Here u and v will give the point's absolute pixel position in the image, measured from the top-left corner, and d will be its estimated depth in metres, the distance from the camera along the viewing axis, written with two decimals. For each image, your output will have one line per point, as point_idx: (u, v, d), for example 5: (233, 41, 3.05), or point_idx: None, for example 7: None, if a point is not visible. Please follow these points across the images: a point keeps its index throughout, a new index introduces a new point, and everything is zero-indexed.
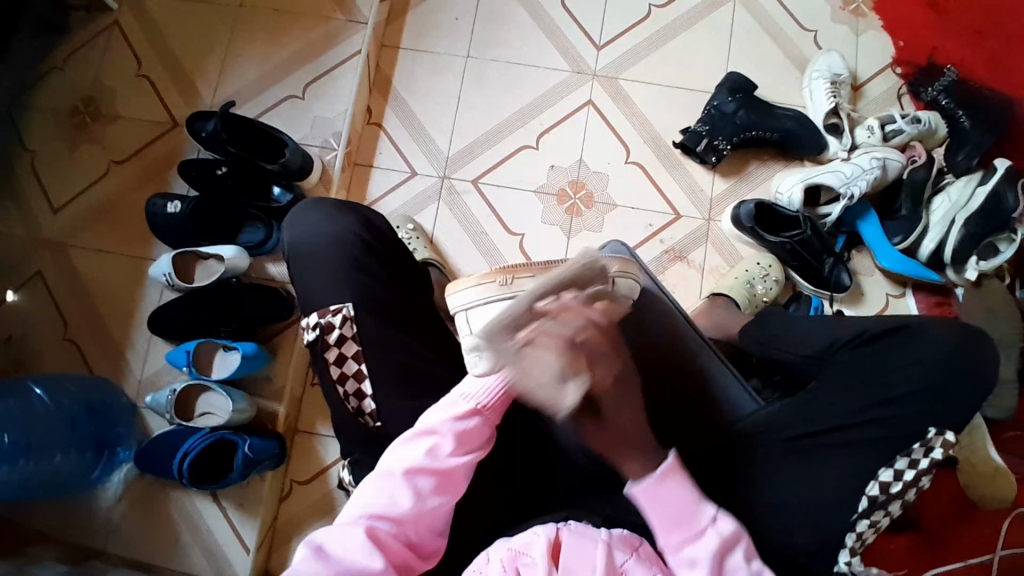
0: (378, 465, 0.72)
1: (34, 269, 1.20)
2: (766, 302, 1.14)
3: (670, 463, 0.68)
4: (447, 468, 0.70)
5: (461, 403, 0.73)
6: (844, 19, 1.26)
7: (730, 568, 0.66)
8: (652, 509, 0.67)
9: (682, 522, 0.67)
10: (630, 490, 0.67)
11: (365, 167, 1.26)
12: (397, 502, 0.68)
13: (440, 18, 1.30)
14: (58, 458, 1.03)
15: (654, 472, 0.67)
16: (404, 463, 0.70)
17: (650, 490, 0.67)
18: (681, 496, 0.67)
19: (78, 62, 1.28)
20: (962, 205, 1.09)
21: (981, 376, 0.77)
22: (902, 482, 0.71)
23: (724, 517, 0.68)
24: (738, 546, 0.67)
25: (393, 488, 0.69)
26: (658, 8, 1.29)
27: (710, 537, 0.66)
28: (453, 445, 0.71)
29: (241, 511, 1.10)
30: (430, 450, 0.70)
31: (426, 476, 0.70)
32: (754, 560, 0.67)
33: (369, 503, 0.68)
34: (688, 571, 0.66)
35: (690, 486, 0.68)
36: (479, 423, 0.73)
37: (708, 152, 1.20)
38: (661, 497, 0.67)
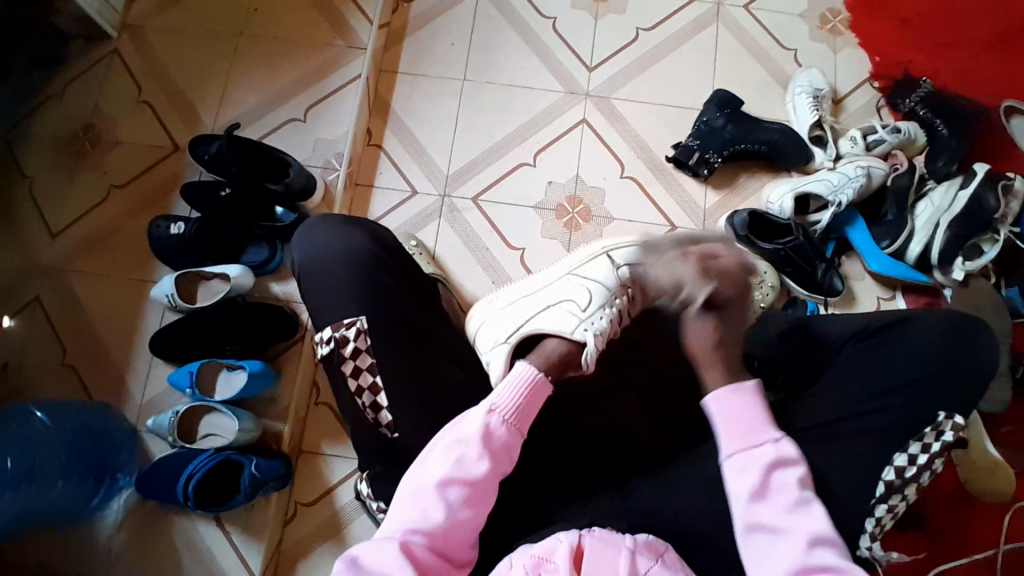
0: (408, 481, 0.73)
1: (33, 295, 1.18)
2: (764, 307, 1.15)
3: (752, 386, 0.75)
4: (476, 478, 0.71)
5: (480, 410, 0.75)
6: (822, 38, 1.33)
7: (779, 481, 0.70)
8: (721, 416, 0.74)
9: (746, 428, 0.73)
10: (705, 400, 0.75)
11: (366, 187, 1.28)
12: (429, 515, 0.69)
13: (437, 43, 1.34)
14: (59, 485, 1.03)
15: (735, 385, 0.75)
16: (434, 476, 0.71)
17: (728, 394, 0.75)
18: (750, 411, 0.74)
19: (78, 89, 1.29)
20: (945, 209, 1.14)
21: (984, 361, 0.80)
22: (917, 465, 0.76)
23: (789, 442, 0.72)
24: (794, 467, 0.70)
25: (425, 501, 0.70)
26: (645, 31, 1.34)
27: (767, 449, 0.71)
28: (480, 454, 0.72)
29: (246, 534, 1.07)
30: (458, 460, 0.71)
31: (457, 487, 0.71)
32: (807, 488, 0.70)
33: (403, 519, 0.69)
34: (739, 476, 0.71)
35: (764, 408, 0.74)
36: (503, 430, 0.74)
37: (700, 165, 1.24)
38: (731, 404, 0.74)
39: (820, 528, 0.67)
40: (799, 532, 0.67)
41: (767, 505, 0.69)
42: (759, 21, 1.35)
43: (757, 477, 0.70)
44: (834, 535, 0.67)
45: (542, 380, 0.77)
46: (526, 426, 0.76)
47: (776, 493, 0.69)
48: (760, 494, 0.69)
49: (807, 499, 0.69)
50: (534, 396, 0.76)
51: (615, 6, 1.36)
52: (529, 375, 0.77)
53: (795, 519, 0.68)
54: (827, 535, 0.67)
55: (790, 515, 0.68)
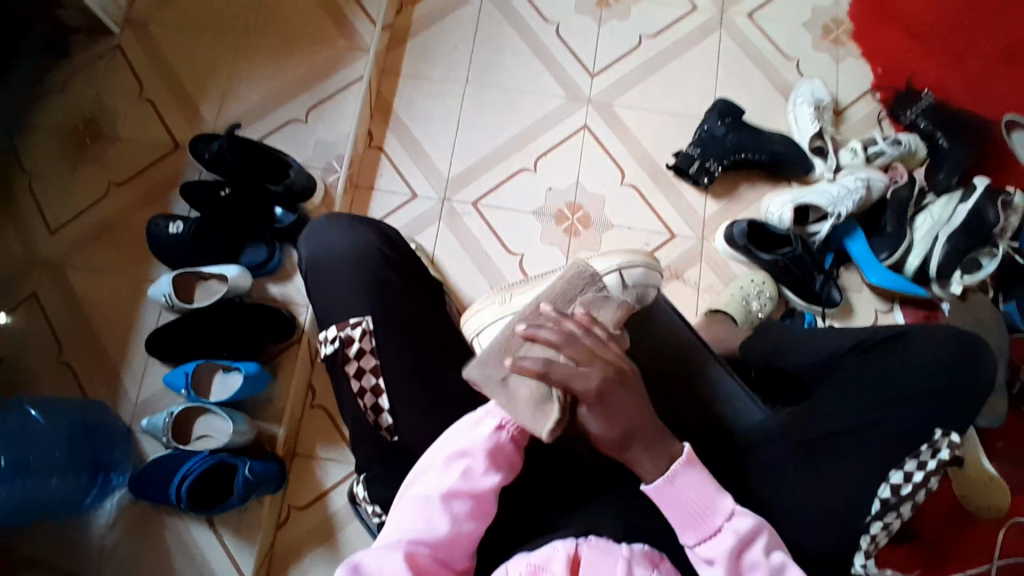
0: (411, 490, 0.73)
1: (29, 291, 1.18)
2: (762, 318, 1.16)
3: (682, 461, 0.67)
4: (481, 491, 0.72)
5: (488, 423, 0.75)
6: (826, 48, 1.33)
7: (749, 563, 0.66)
8: (670, 508, 0.67)
9: (695, 520, 0.67)
10: (644, 491, 0.67)
11: (366, 189, 1.28)
12: (434, 526, 0.69)
13: (440, 46, 1.34)
14: (53, 481, 1.01)
15: (668, 471, 0.67)
16: (440, 487, 0.71)
17: (667, 484, 0.67)
18: (702, 492, 0.67)
19: (79, 84, 1.29)
20: (945, 222, 1.14)
21: (981, 379, 0.80)
22: (912, 484, 0.75)
23: (743, 516, 0.67)
24: (759, 538, 0.67)
25: (430, 512, 0.70)
26: (649, 38, 1.34)
27: (725, 536, 0.66)
28: (486, 467, 0.72)
29: (240, 536, 1.07)
30: (464, 472, 0.72)
31: (461, 500, 0.71)
32: (776, 554, 0.67)
33: (408, 529, 0.69)
34: (707, 569, 0.66)
35: (704, 482, 0.68)
36: (509, 443, 0.75)
37: (700, 173, 1.24)
38: (675, 497, 0.67)
39: None
40: None
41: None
42: (763, 30, 1.35)
43: (723, 570, 0.65)
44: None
45: None
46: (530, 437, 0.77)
47: (751, 573, 0.66)
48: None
49: (781, 565, 0.66)
50: None
51: (618, 12, 1.36)
52: None
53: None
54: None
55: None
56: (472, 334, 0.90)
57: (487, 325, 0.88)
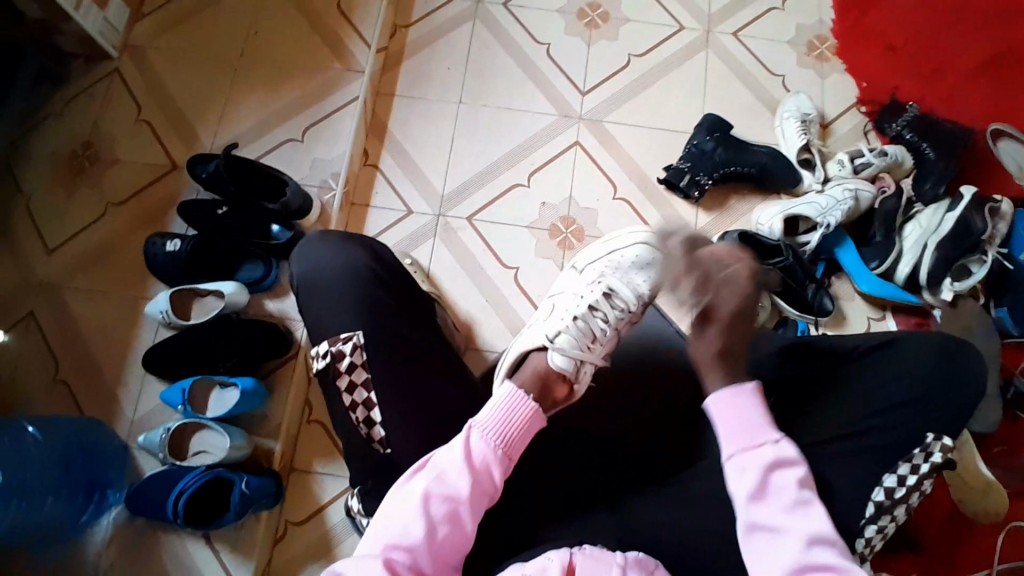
0: (391, 497, 0.74)
1: (27, 310, 1.19)
2: (755, 327, 1.16)
3: (751, 388, 0.75)
4: (456, 495, 0.72)
5: (466, 429, 0.75)
6: (810, 64, 1.37)
7: (779, 481, 0.69)
8: (722, 421, 0.73)
9: (745, 429, 0.72)
10: (707, 403, 0.75)
11: (362, 207, 1.29)
12: (410, 531, 0.70)
13: (433, 68, 1.37)
14: (48, 501, 1.00)
15: (734, 387, 0.75)
16: (416, 491, 0.72)
17: (729, 395, 0.74)
18: (752, 414, 0.73)
19: (78, 107, 1.31)
20: (933, 231, 1.16)
21: (972, 382, 0.80)
22: (906, 486, 0.76)
23: (789, 443, 0.71)
24: (794, 468, 0.70)
25: (407, 518, 0.70)
26: (637, 58, 1.38)
27: (765, 451, 0.70)
28: (461, 471, 0.72)
29: (235, 554, 1.06)
30: (438, 476, 0.72)
31: (438, 502, 0.71)
32: (808, 487, 0.69)
33: (386, 534, 0.70)
34: (738, 475, 0.70)
35: (765, 409, 0.73)
36: (488, 450, 0.74)
37: (691, 187, 1.26)
38: (732, 407, 0.74)
39: (821, 527, 0.66)
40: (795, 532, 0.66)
41: (766, 504, 0.68)
42: (748, 48, 1.38)
43: (755, 478, 0.69)
44: (833, 534, 0.66)
45: (535, 410, 0.77)
46: (514, 450, 0.75)
47: (776, 492, 0.69)
48: (759, 493, 0.69)
49: (808, 499, 0.68)
50: (522, 419, 0.76)
51: (607, 32, 1.39)
52: (526, 408, 0.76)
53: (795, 518, 0.67)
54: (828, 532, 0.66)
55: (791, 514, 0.67)
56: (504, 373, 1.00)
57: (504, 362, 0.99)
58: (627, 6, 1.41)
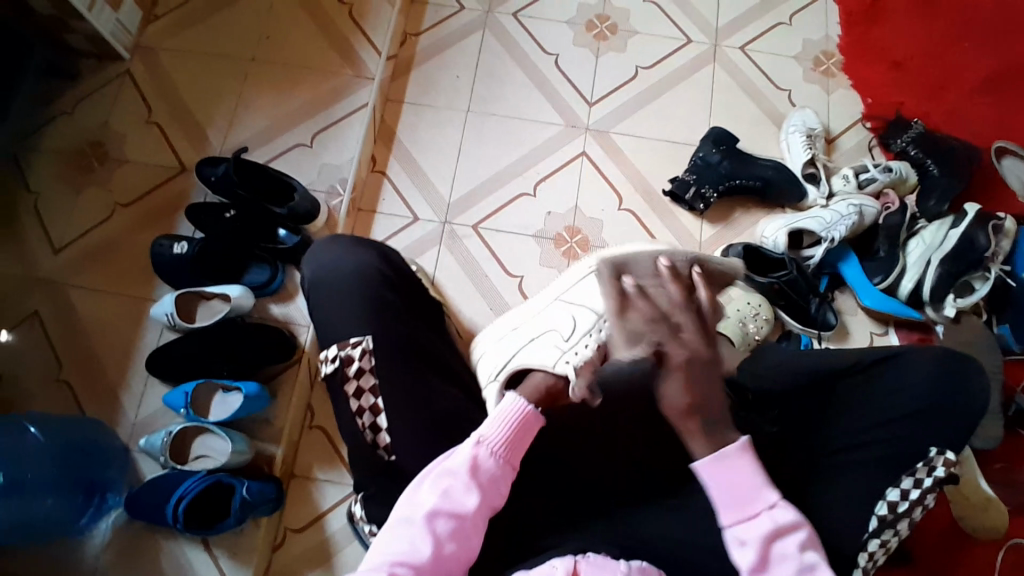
0: (395, 514, 0.73)
1: (32, 308, 1.18)
2: (758, 340, 1.17)
3: (740, 448, 0.72)
4: (463, 511, 0.72)
5: (468, 444, 0.75)
6: (816, 80, 1.38)
7: (780, 554, 0.69)
8: (714, 486, 0.71)
9: (739, 500, 0.71)
10: (694, 468, 0.72)
11: (368, 213, 1.30)
12: (417, 547, 0.69)
13: (442, 76, 1.38)
14: (48, 502, 0.98)
15: (719, 452, 0.71)
16: (423, 507, 0.72)
17: (717, 463, 0.71)
18: (746, 479, 0.71)
19: (88, 108, 1.32)
20: (936, 248, 1.16)
21: (976, 401, 0.80)
22: (909, 500, 0.76)
23: (785, 508, 0.71)
24: (794, 534, 0.70)
25: (413, 534, 0.70)
26: (644, 70, 1.39)
27: (763, 521, 0.70)
28: (467, 487, 0.73)
29: (234, 560, 1.05)
30: (444, 492, 0.72)
31: (445, 519, 0.71)
32: (809, 552, 0.70)
33: (390, 550, 0.69)
34: (738, 549, 0.70)
35: (759, 471, 0.72)
36: (493, 464, 0.75)
37: (696, 200, 1.27)
38: (723, 475, 0.71)
39: None
40: None
41: None
42: (755, 62, 1.39)
43: (756, 551, 0.69)
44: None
45: (533, 414, 0.77)
46: (516, 460, 0.76)
47: (777, 563, 0.69)
48: (761, 567, 0.69)
49: (811, 564, 0.69)
50: (523, 429, 0.77)
51: (615, 44, 1.40)
52: (531, 418, 0.77)
53: None
54: None
55: None
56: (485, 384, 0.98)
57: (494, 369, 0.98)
58: (636, 19, 1.42)
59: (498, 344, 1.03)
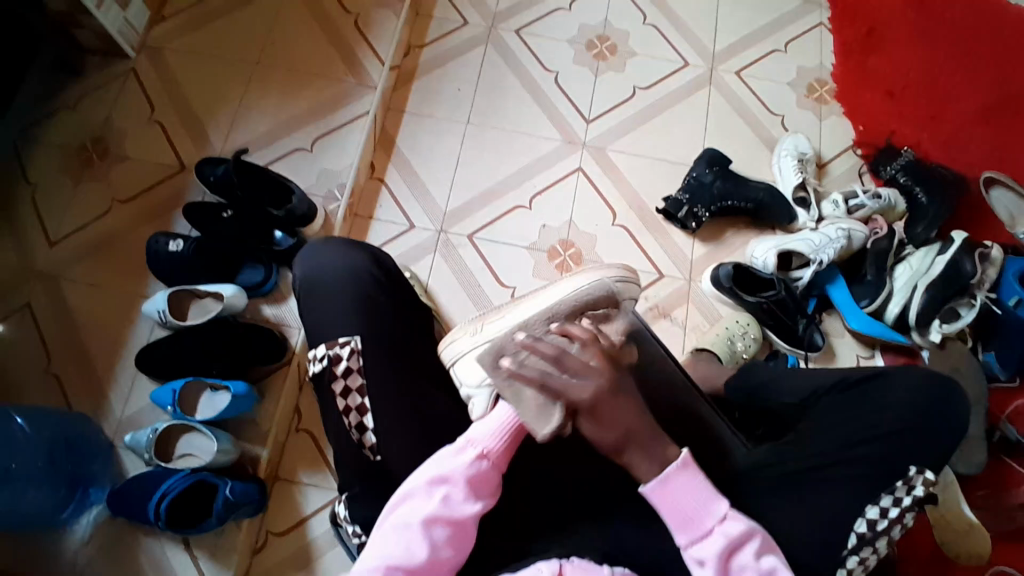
0: (391, 518, 0.74)
1: (23, 300, 1.18)
2: (747, 358, 1.20)
3: (681, 463, 0.73)
4: (460, 518, 0.73)
5: (467, 452, 0.76)
6: (809, 106, 1.41)
7: (738, 566, 0.70)
8: (666, 508, 0.72)
9: (689, 519, 0.72)
10: (642, 491, 0.72)
11: (365, 219, 1.31)
12: (413, 552, 0.70)
13: (444, 87, 1.41)
14: (30, 493, 0.97)
15: (663, 472, 0.73)
16: (420, 514, 0.72)
17: (669, 482, 0.72)
18: (694, 494, 0.72)
19: (91, 105, 1.33)
20: (924, 272, 1.18)
21: (955, 425, 0.82)
22: (887, 519, 0.77)
23: (735, 518, 0.72)
24: (749, 543, 0.71)
25: (410, 539, 0.71)
26: (643, 89, 1.42)
27: (715, 537, 0.71)
28: (465, 495, 0.74)
29: (214, 562, 1.04)
30: (443, 499, 0.73)
31: (442, 526, 0.72)
32: (766, 558, 0.71)
33: (387, 554, 0.70)
34: (699, 569, 0.70)
35: (704, 484, 0.73)
36: (489, 471, 0.76)
37: (688, 218, 1.29)
38: (674, 493, 0.72)
39: None
40: None
41: None
42: (750, 87, 1.42)
43: (714, 570, 0.69)
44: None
45: (523, 423, 0.79)
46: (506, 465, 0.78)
47: (739, 575, 0.70)
48: None
49: (769, 569, 0.70)
50: (516, 436, 0.78)
51: (614, 63, 1.44)
52: (521, 423, 0.79)
53: None
54: None
55: None
56: (475, 388, 0.90)
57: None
58: (635, 40, 1.46)
59: (492, 346, 0.95)
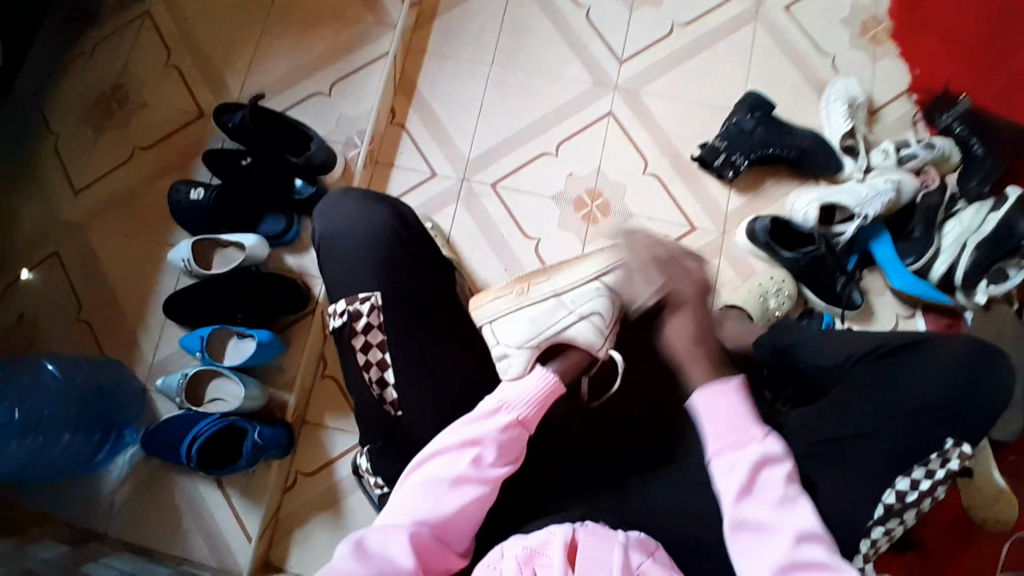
0: (420, 472, 0.73)
1: (52, 250, 1.20)
2: (778, 316, 1.15)
3: (734, 382, 0.73)
4: (489, 479, 0.73)
5: (500, 415, 0.75)
6: (862, 45, 1.29)
7: (764, 480, 0.68)
8: (707, 414, 0.72)
9: (731, 427, 0.70)
10: (691, 397, 0.73)
11: (385, 166, 1.28)
12: (441, 509, 0.71)
13: (467, 26, 1.33)
14: (65, 438, 1.03)
15: (717, 382, 0.73)
16: (451, 472, 0.72)
17: (715, 393, 0.72)
18: (736, 408, 0.71)
19: (108, 50, 1.30)
20: (974, 231, 1.12)
21: (1000, 400, 0.77)
22: (918, 491, 0.74)
23: (775, 438, 0.69)
24: (780, 464, 0.68)
25: (439, 495, 0.71)
26: (680, 27, 1.32)
27: (753, 447, 0.68)
28: (496, 457, 0.73)
29: (245, 499, 1.09)
30: (475, 460, 0.72)
31: (471, 485, 0.72)
32: (793, 484, 0.68)
33: (414, 509, 0.70)
34: (726, 473, 0.68)
35: (748, 405, 0.72)
36: (520, 435, 0.75)
37: (725, 167, 1.22)
38: (716, 404, 0.72)
39: (807, 524, 0.65)
40: (785, 532, 0.65)
41: (754, 501, 0.67)
42: (799, 23, 1.31)
43: (744, 474, 0.67)
44: (820, 531, 0.65)
45: (558, 386, 0.79)
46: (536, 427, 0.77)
47: (763, 489, 0.67)
48: (744, 492, 0.67)
49: (793, 496, 0.67)
50: (546, 400, 0.78)
51: None
52: (549, 385, 0.79)
53: (784, 515, 0.66)
54: (815, 529, 0.65)
55: (779, 511, 0.66)
56: (514, 347, 0.88)
57: (535, 329, 0.88)
58: None
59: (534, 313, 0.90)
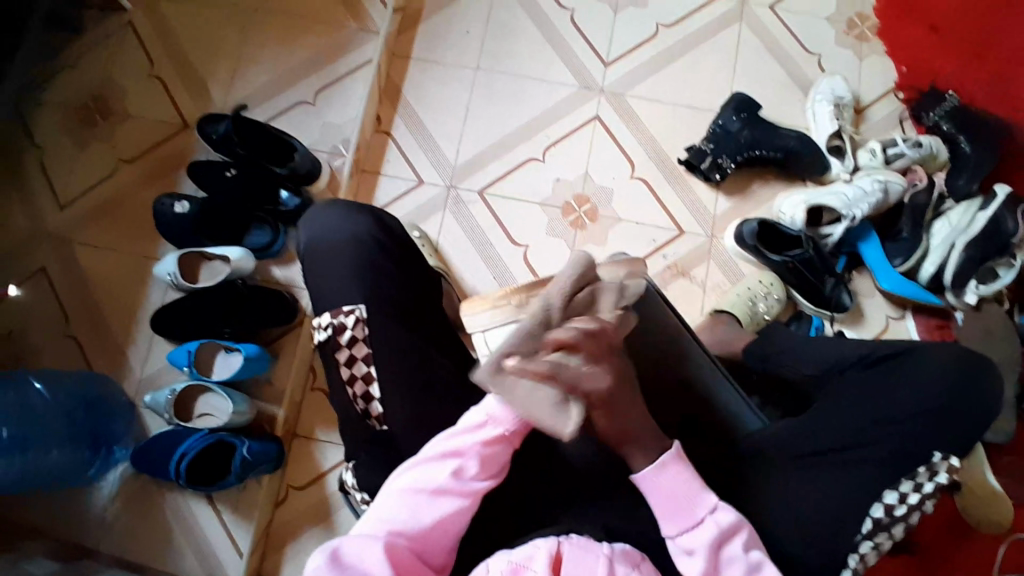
0: (400, 481, 0.73)
1: (38, 265, 1.20)
2: (768, 319, 1.15)
3: (673, 454, 0.70)
4: (468, 491, 0.73)
5: (487, 429, 0.74)
6: (849, 43, 1.28)
7: (726, 558, 0.68)
8: (653, 497, 0.69)
9: (681, 510, 0.69)
10: (634, 479, 0.70)
11: (373, 174, 1.27)
12: (418, 520, 0.71)
13: (452, 31, 1.32)
14: (53, 454, 1.02)
15: (657, 461, 0.69)
16: (431, 483, 0.72)
17: (658, 477, 0.69)
18: (683, 487, 0.69)
19: (90, 61, 1.29)
20: (963, 230, 1.11)
21: (984, 408, 0.78)
22: (906, 505, 0.73)
23: (725, 510, 0.69)
24: (738, 534, 0.69)
25: (417, 506, 0.71)
26: (665, 28, 1.31)
27: (706, 528, 0.68)
28: (478, 471, 0.73)
29: (237, 514, 1.09)
30: (455, 471, 0.72)
31: (450, 497, 0.72)
32: (754, 552, 0.69)
33: (392, 519, 0.71)
34: (686, 558, 0.68)
35: (692, 478, 0.70)
36: (503, 449, 0.75)
37: (712, 169, 1.21)
38: (661, 486, 0.69)
39: None
40: None
41: None
42: (785, 22, 1.30)
43: (703, 560, 0.67)
44: None
45: None
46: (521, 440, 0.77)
47: (726, 567, 0.68)
48: (710, 575, 0.67)
49: (755, 564, 0.68)
50: None
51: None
52: None
53: None
54: None
55: None
56: None
57: None
58: None
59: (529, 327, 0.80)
